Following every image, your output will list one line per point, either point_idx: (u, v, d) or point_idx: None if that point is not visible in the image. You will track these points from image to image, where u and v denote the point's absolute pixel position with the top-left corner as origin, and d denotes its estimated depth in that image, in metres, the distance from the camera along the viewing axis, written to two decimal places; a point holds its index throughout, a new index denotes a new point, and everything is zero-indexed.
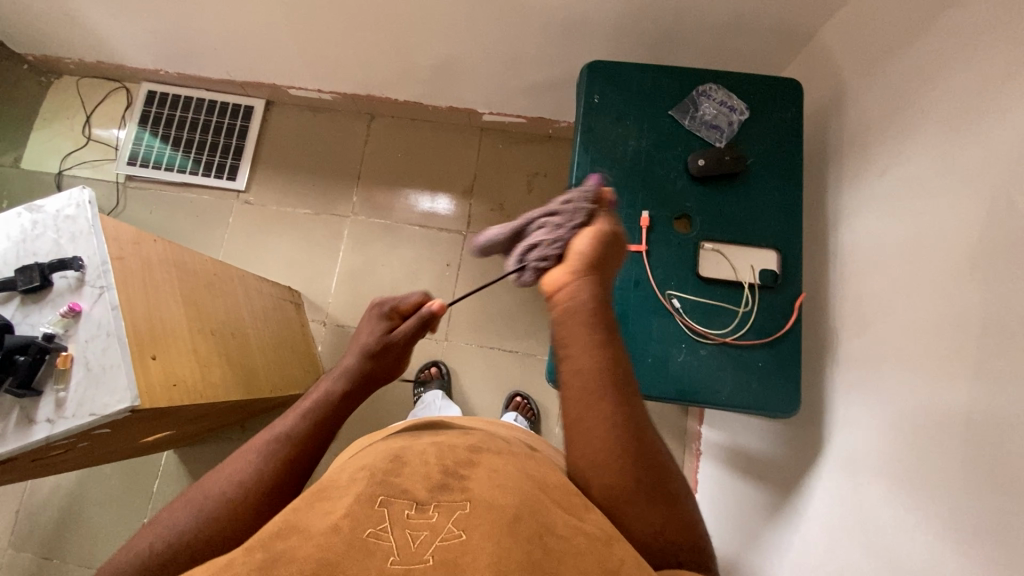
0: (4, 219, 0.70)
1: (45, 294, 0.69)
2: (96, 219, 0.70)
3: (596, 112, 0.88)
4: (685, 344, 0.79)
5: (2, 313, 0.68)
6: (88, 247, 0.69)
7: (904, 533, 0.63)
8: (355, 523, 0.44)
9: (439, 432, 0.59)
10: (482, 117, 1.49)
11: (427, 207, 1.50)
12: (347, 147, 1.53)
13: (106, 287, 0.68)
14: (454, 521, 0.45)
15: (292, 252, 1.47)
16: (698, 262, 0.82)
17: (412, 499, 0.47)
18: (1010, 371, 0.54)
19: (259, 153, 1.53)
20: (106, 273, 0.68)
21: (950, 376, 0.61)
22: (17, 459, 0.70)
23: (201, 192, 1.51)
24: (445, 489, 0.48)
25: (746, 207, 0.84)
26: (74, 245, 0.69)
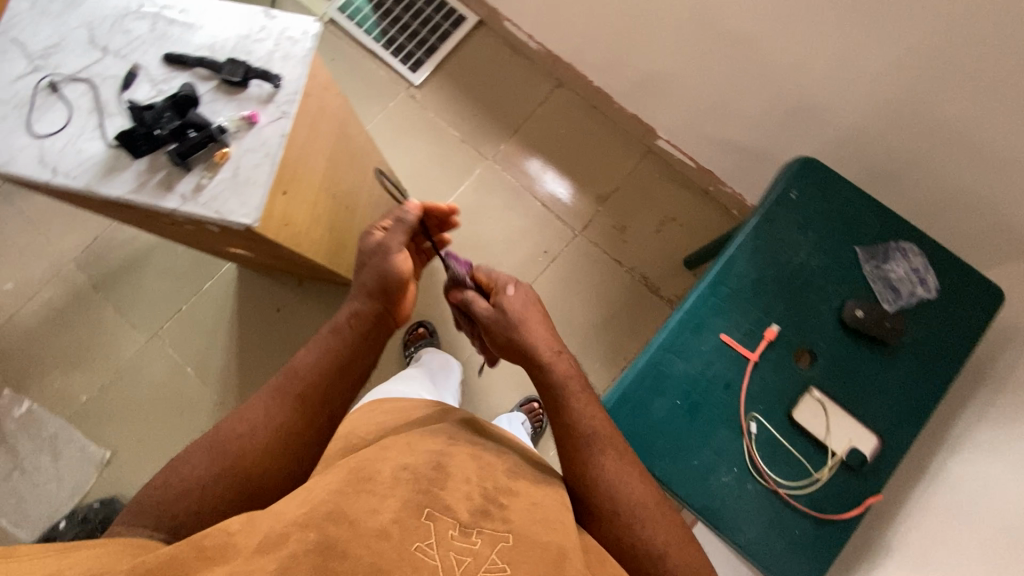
0: (242, 11, 0.74)
1: (238, 92, 0.72)
2: (312, 52, 0.73)
3: (785, 206, 0.82)
4: (736, 470, 0.75)
5: (197, 87, 0.72)
6: (293, 72, 0.72)
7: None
8: (401, 532, 0.51)
9: (478, 443, 0.68)
10: (656, 141, 1.44)
11: (549, 186, 1.48)
12: (521, 98, 1.52)
13: (286, 115, 0.71)
14: (498, 553, 0.52)
15: (423, 161, 1.50)
16: (797, 403, 0.76)
17: (455, 520, 0.54)
18: None
19: (447, 61, 1.55)
20: (292, 102, 0.71)
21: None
22: (138, 210, 0.75)
23: (379, 66, 1.55)
24: (486, 515, 0.55)
25: (876, 380, 0.77)
26: (283, 62, 0.72)
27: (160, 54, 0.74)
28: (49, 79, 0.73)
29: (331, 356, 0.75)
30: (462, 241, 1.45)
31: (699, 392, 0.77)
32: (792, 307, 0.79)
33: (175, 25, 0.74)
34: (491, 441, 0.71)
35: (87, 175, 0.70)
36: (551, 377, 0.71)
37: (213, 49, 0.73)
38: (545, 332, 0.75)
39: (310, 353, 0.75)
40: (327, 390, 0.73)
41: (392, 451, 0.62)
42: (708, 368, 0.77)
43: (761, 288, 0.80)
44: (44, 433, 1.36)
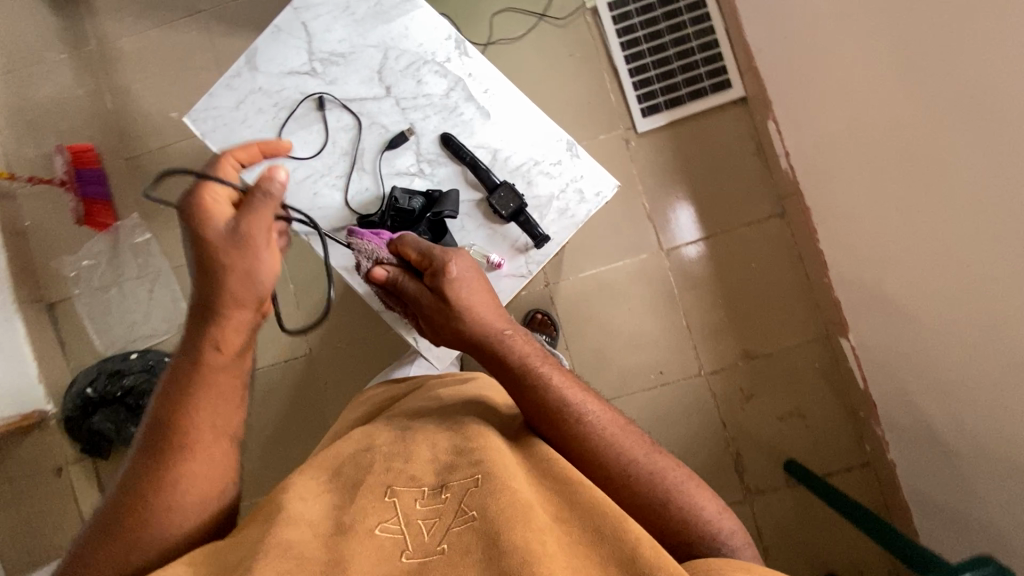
0: (547, 140, 0.86)
1: (496, 220, 0.85)
2: (584, 213, 0.85)
3: None
4: None
5: (465, 200, 0.85)
6: (561, 229, 0.85)
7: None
8: (363, 512, 0.58)
9: (423, 420, 0.74)
10: (840, 338, 1.28)
11: (678, 223, 1.36)
12: (734, 207, 1.34)
13: (528, 269, 0.84)
14: (466, 497, 0.59)
15: (600, 215, 1.37)
16: None
17: (420, 490, 0.61)
18: None
19: (684, 123, 1.35)
20: (538, 261, 0.84)
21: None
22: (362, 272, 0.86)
23: (614, 89, 1.36)
24: (453, 470, 0.63)
25: None
26: (556, 220, 0.85)
27: (442, 129, 0.86)
28: (321, 96, 0.86)
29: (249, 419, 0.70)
30: (589, 315, 1.35)
31: None
32: None
33: (464, 111, 0.86)
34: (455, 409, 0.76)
35: (340, 201, 0.85)
36: (520, 357, 0.71)
37: (490, 167, 0.85)
38: (478, 290, 0.74)
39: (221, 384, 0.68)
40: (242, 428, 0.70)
41: (356, 438, 0.72)
42: None
43: None
44: (149, 267, 1.42)
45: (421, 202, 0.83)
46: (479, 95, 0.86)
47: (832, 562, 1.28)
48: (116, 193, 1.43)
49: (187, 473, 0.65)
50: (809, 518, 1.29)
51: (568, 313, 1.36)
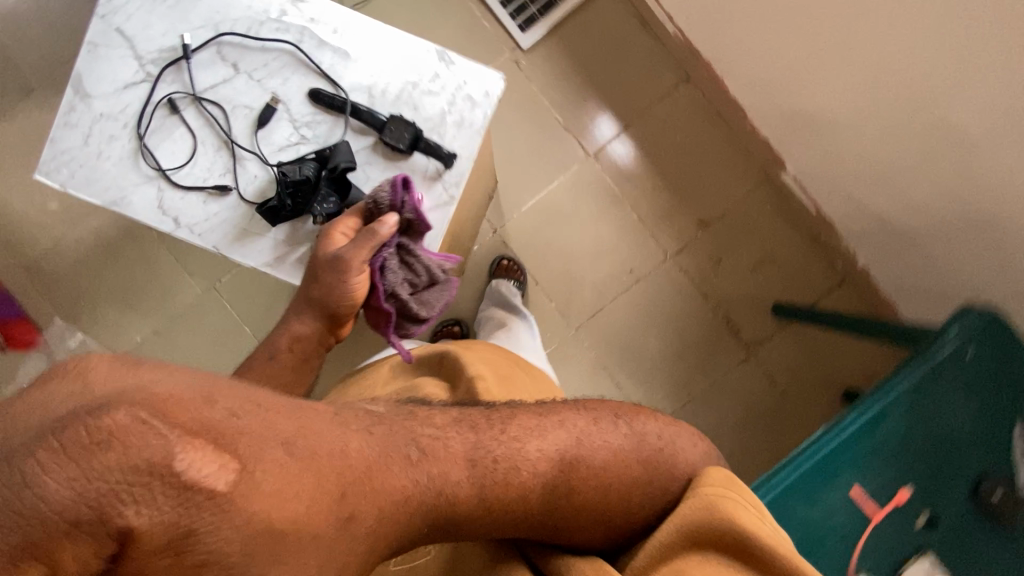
0: (421, 56, 0.84)
1: (398, 157, 0.82)
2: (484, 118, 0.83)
3: (957, 363, 0.76)
4: None
5: (358, 145, 0.82)
6: (467, 141, 0.82)
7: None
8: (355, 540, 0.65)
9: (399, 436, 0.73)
10: (780, 172, 1.29)
11: (603, 133, 1.34)
12: (641, 87, 1.33)
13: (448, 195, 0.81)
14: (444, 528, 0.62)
15: (522, 145, 1.34)
16: (903, 569, 0.75)
17: None
18: None
19: (564, 25, 1.33)
20: (458, 182, 0.81)
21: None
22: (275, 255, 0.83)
23: (485, 17, 1.32)
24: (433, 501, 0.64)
25: (987, 556, 0.76)
26: (456, 136, 0.82)
27: (309, 86, 0.84)
28: (171, 96, 0.83)
29: None
30: (545, 242, 1.34)
31: (816, 539, 0.76)
32: (933, 473, 0.76)
33: (321, 59, 0.84)
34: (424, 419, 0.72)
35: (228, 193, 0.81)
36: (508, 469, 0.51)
37: (372, 106, 0.83)
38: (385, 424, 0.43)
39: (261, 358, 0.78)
40: None
41: None
42: (829, 519, 0.76)
43: (907, 447, 0.76)
44: None
45: (311, 161, 0.80)
46: (330, 38, 0.84)
47: (843, 379, 1.34)
48: (30, 307, 1.33)
49: None
50: (809, 349, 1.34)
51: (526, 249, 1.34)
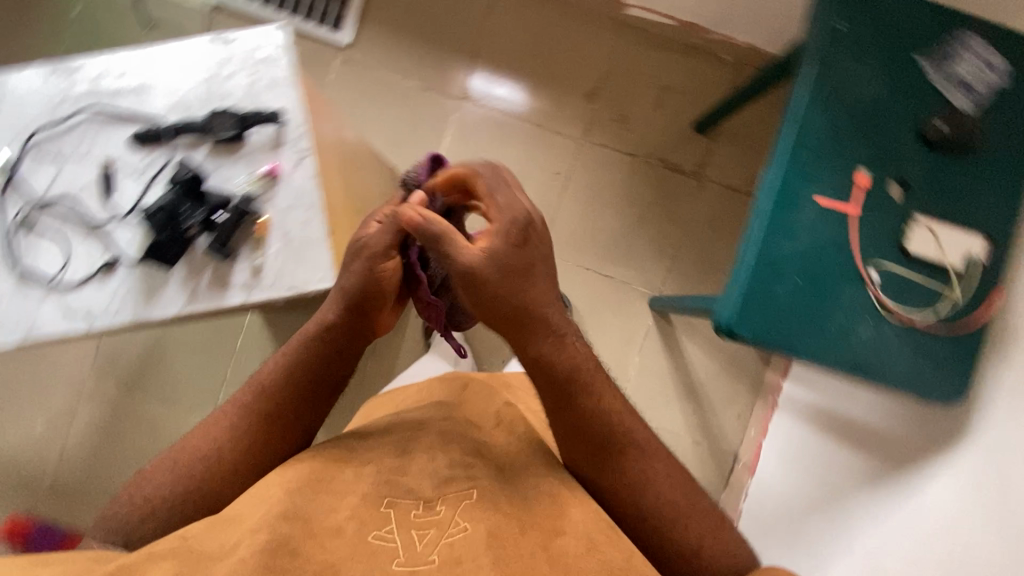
0: (200, 50, 0.88)
1: (238, 148, 0.86)
2: (286, 69, 0.88)
3: (838, 40, 0.76)
4: (871, 319, 0.76)
5: (198, 157, 0.85)
6: (285, 96, 0.87)
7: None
8: (357, 523, 0.61)
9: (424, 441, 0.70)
10: (629, 11, 1.34)
11: (481, 89, 1.36)
12: (468, 15, 1.36)
13: (303, 152, 0.85)
14: (460, 513, 0.62)
15: (397, 126, 1.33)
16: (907, 238, 0.76)
17: (417, 500, 0.63)
18: None
19: (369, 5, 1.35)
20: (301, 136, 0.86)
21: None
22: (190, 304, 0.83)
23: (299, 40, 1.34)
24: (450, 483, 0.65)
25: (968, 184, 0.77)
26: (269, 96, 0.87)
27: (130, 135, 0.86)
28: (20, 214, 0.85)
29: (236, 430, 0.70)
30: None
31: (817, 262, 0.76)
32: (878, 145, 0.76)
33: (124, 102, 0.87)
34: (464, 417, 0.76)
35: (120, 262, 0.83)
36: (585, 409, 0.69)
37: (189, 117, 0.87)
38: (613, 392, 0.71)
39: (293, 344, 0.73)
40: (241, 445, 0.70)
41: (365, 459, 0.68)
42: (817, 238, 0.76)
43: (841, 136, 0.76)
44: None
45: (165, 192, 0.84)
46: (120, 82, 0.88)
47: None
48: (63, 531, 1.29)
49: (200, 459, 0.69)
50: (747, 143, 1.36)
51: None
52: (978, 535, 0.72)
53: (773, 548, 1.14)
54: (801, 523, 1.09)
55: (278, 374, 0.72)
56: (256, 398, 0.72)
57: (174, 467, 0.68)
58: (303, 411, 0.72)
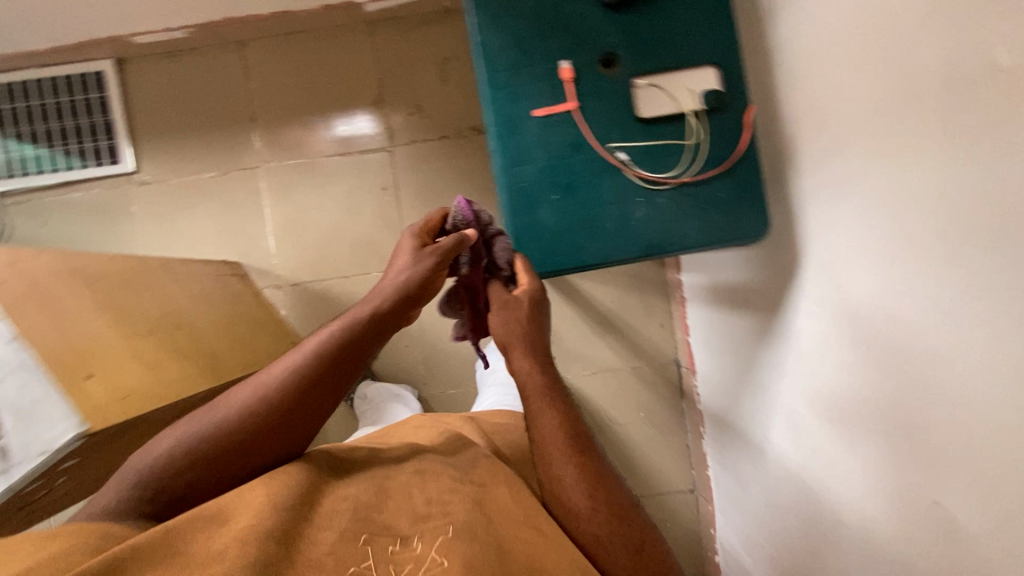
0: None
1: None
2: None
3: None
4: (641, 197, 0.73)
5: None
6: None
7: (961, 429, 0.54)
8: (338, 561, 0.51)
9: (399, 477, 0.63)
10: (364, 10, 1.28)
11: (346, 130, 1.34)
12: (229, 87, 1.33)
13: None
14: (437, 550, 0.53)
15: (217, 220, 1.33)
16: (637, 104, 0.73)
17: (394, 535, 0.55)
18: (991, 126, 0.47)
19: (134, 124, 1.33)
20: None
21: (953, 154, 0.51)
22: (16, 506, 0.73)
23: (89, 187, 1.33)
24: (426, 519, 0.57)
25: (669, 27, 0.74)
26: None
27: None
28: None
29: (294, 389, 0.60)
30: (316, 247, 1.34)
31: (564, 171, 0.74)
32: (566, 33, 0.73)
33: None
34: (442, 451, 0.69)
35: None
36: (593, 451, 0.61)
37: None
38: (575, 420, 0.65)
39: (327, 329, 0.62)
40: (293, 419, 0.60)
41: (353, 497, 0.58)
42: (551, 148, 0.74)
43: (527, 42, 0.73)
44: None
45: None
46: None
47: None
48: None
49: (229, 425, 0.58)
50: None
51: (311, 268, 1.33)
52: (852, 360, 0.70)
53: (727, 438, 1.12)
54: (734, 403, 1.06)
55: (325, 341, 0.61)
56: (200, 434, 0.58)
57: (182, 443, 0.58)
58: (323, 403, 0.61)
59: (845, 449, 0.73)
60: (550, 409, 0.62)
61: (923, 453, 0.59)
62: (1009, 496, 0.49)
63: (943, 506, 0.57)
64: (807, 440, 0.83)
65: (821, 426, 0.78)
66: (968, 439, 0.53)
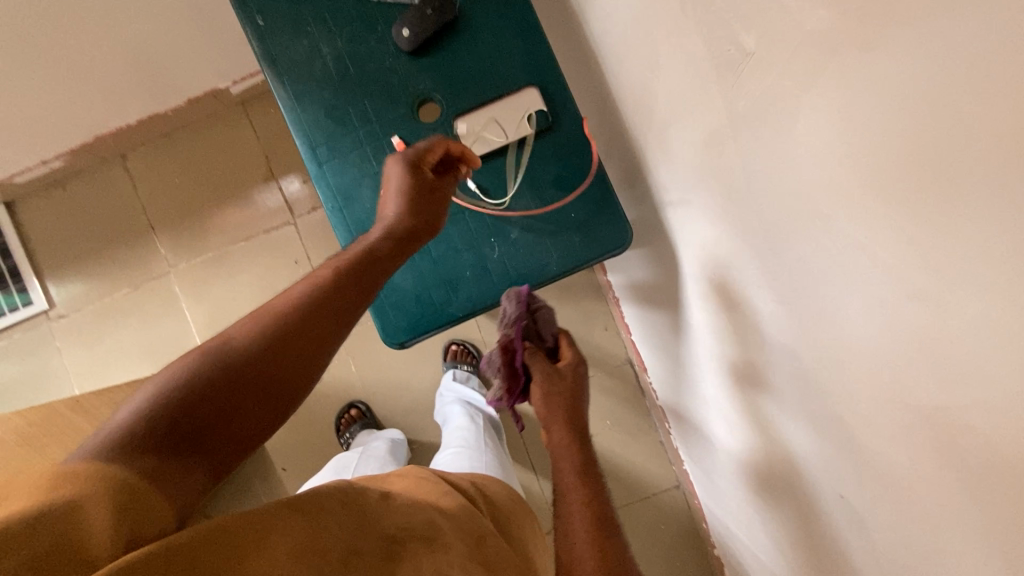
0: None
1: None
2: None
3: (268, 34, 0.70)
4: (493, 237, 0.71)
5: None
6: None
7: (832, 405, 0.49)
8: None
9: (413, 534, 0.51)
10: (231, 92, 1.27)
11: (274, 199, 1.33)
12: (120, 200, 1.32)
13: None
14: None
15: (140, 336, 1.31)
16: (463, 143, 0.70)
17: None
18: (759, 105, 0.43)
19: (38, 261, 1.32)
20: None
21: (742, 140, 0.48)
22: None
23: (9, 333, 1.32)
24: None
25: (479, 55, 0.71)
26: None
27: None
28: None
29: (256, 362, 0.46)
30: None
31: None
32: (376, 92, 0.71)
33: None
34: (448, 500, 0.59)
35: None
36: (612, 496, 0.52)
37: None
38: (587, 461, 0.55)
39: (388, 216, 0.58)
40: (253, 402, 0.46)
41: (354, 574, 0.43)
42: None
43: (340, 111, 0.71)
44: None
45: None
46: None
47: None
48: None
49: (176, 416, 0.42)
50: None
51: None
52: (743, 351, 0.65)
53: (687, 429, 1.07)
54: (679, 395, 1.02)
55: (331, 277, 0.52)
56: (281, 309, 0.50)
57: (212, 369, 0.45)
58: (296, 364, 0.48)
59: (762, 434, 0.67)
60: (580, 475, 0.53)
61: (819, 447, 0.54)
62: (890, 489, 0.44)
63: (848, 501, 0.52)
64: (736, 437, 0.77)
65: (743, 422, 0.73)
66: (843, 428, 0.48)
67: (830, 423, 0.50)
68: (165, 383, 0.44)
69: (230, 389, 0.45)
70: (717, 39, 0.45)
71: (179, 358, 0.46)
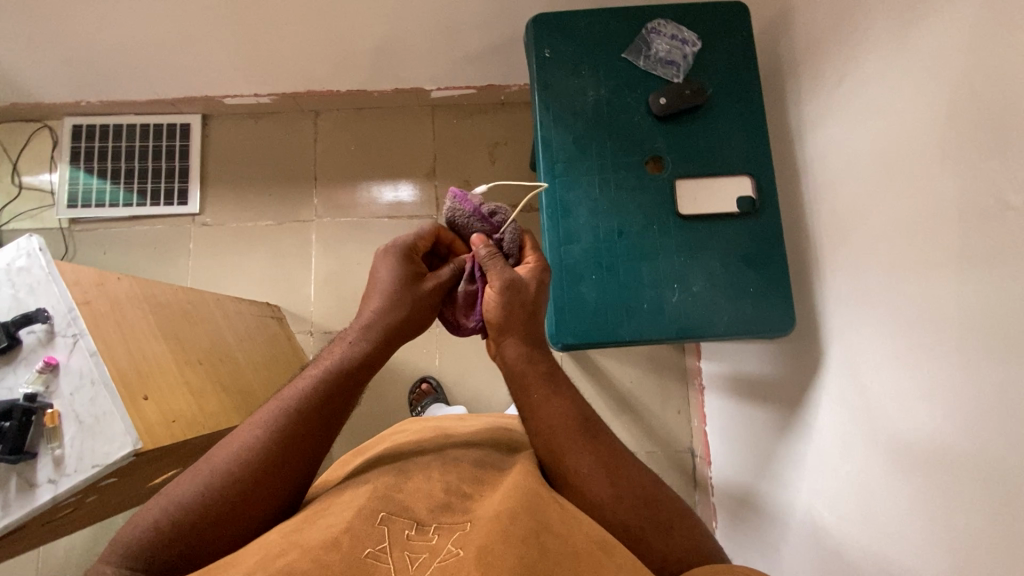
0: None
1: (16, 354, 0.69)
2: (52, 265, 0.72)
3: (549, 66, 0.85)
4: (676, 284, 0.80)
5: None
6: (52, 293, 0.71)
7: (977, 519, 0.54)
8: (354, 541, 0.47)
9: (427, 468, 0.59)
10: (430, 95, 1.45)
11: (390, 198, 1.46)
12: (298, 147, 1.47)
13: (79, 334, 0.70)
14: (452, 540, 0.48)
15: (265, 265, 1.42)
16: (678, 200, 0.82)
17: (413, 520, 0.51)
18: (1000, 249, 0.53)
19: (207, 172, 1.46)
20: (76, 319, 0.71)
21: (965, 275, 0.57)
22: (28, 526, 0.70)
23: (155, 223, 1.44)
24: (446, 511, 0.52)
25: (713, 137, 0.83)
26: (34, 297, 0.71)
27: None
28: None
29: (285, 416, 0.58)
30: (353, 299, 1.40)
31: (606, 253, 0.81)
32: (618, 137, 0.83)
33: None
34: (461, 442, 0.67)
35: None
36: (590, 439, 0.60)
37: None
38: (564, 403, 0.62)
39: (351, 346, 0.63)
40: (290, 449, 0.57)
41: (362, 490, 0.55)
42: (597, 232, 0.82)
43: (584, 142, 0.84)
44: None
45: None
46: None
47: None
48: None
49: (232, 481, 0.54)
50: None
51: (345, 319, 1.39)
52: (873, 459, 0.71)
53: (744, 530, 1.09)
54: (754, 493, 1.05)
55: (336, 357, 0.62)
56: (300, 388, 0.60)
57: (250, 441, 0.56)
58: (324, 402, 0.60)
59: (865, 542, 0.72)
60: (534, 386, 0.62)
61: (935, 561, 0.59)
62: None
63: None
64: (818, 542, 0.82)
65: (842, 527, 0.77)
66: (984, 545, 0.53)
67: (963, 535, 0.56)
68: (178, 491, 0.54)
69: (255, 471, 0.55)
70: (975, 191, 0.56)
71: (188, 473, 0.56)
